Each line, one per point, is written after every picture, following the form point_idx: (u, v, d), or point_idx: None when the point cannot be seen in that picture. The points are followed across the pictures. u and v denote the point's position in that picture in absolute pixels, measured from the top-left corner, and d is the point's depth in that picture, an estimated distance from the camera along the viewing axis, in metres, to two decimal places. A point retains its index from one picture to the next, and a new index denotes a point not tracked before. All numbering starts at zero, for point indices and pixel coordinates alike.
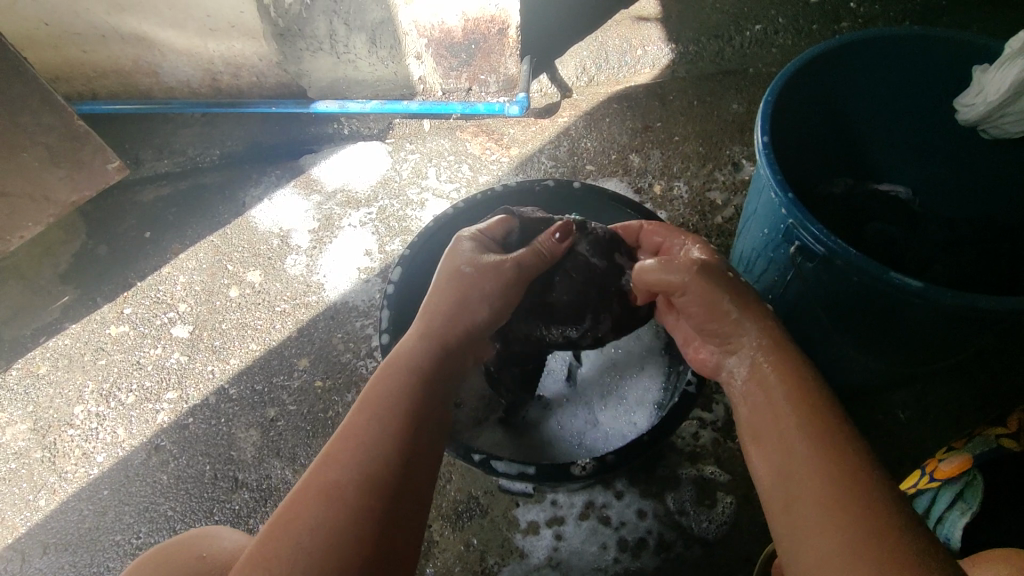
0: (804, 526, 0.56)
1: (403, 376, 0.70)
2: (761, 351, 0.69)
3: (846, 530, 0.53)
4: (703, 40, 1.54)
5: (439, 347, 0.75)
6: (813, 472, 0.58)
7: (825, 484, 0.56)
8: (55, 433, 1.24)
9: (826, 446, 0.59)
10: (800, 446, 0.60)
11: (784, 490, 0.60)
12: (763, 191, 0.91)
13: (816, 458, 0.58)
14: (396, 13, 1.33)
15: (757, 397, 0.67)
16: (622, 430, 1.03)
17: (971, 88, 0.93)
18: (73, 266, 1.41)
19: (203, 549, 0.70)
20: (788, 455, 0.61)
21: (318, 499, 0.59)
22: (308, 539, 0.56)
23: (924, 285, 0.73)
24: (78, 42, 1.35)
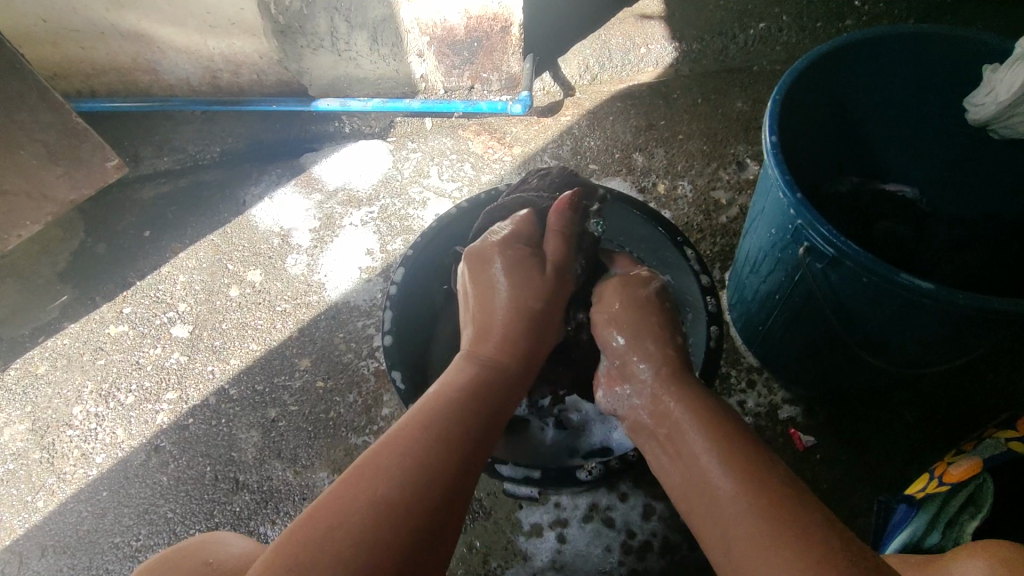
0: (727, 533, 0.57)
1: (459, 394, 0.68)
2: (657, 385, 0.74)
3: (766, 520, 0.55)
4: (707, 38, 1.53)
5: (501, 368, 0.74)
6: (723, 480, 0.60)
7: (738, 486, 0.59)
8: (54, 434, 1.23)
9: (728, 453, 0.62)
10: (704, 459, 0.64)
11: (700, 504, 0.62)
12: (771, 191, 0.90)
13: (721, 465, 0.62)
14: (398, 10, 1.32)
15: (665, 428, 0.71)
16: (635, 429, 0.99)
17: (981, 88, 0.92)
18: (72, 265, 1.40)
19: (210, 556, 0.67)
20: (697, 471, 0.63)
21: (335, 521, 0.52)
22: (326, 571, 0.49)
23: (935, 287, 0.72)
24: (76, 39, 1.34)
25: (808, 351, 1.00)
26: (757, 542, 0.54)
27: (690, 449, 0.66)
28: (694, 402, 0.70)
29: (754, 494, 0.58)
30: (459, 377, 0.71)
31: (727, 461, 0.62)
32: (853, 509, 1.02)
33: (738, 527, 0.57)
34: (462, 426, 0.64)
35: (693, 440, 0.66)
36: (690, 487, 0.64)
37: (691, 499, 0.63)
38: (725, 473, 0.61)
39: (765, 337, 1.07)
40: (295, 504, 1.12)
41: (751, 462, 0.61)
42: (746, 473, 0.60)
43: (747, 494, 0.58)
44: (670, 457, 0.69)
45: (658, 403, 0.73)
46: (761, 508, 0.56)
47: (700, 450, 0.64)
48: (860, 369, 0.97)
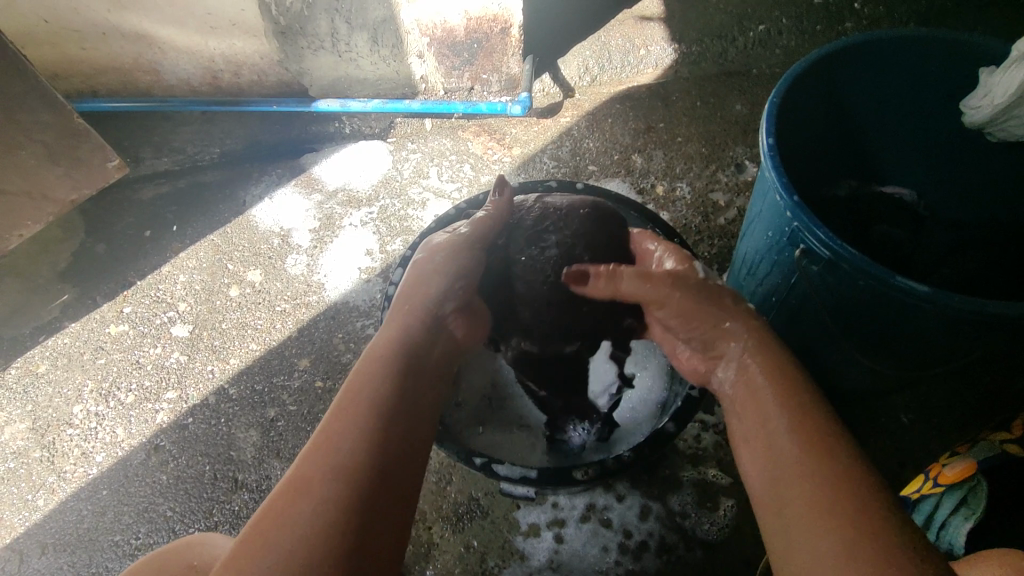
0: (790, 515, 0.58)
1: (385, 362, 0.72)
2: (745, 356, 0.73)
3: (833, 526, 0.54)
4: (706, 40, 1.54)
5: (414, 331, 0.79)
6: (796, 462, 0.60)
7: (808, 474, 0.58)
8: (54, 432, 1.23)
9: (808, 438, 0.61)
10: (783, 444, 0.62)
11: (768, 482, 0.62)
12: (768, 194, 0.90)
13: (798, 457, 0.60)
14: (398, 12, 1.32)
15: (744, 397, 0.70)
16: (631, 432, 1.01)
17: (978, 91, 0.93)
18: (73, 265, 1.41)
19: (193, 558, 0.69)
20: (772, 456, 0.63)
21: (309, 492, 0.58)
22: (287, 538, 0.55)
23: (931, 290, 0.73)
24: (77, 39, 1.35)
25: (805, 353, 1.00)
26: (819, 531, 0.55)
27: (768, 424, 0.65)
28: (781, 381, 0.68)
29: (824, 480, 0.57)
30: (392, 336, 0.77)
31: (803, 447, 0.61)
32: None
33: (802, 512, 0.57)
34: (398, 378, 0.71)
35: (772, 416, 0.65)
36: (759, 463, 0.64)
37: (757, 473, 0.64)
38: (799, 457, 0.60)
39: None
40: None
41: (829, 450, 0.60)
42: (822, 462, 0.59)
43: (821, 485, 0.57)
44: (743, 429, 0.68)
45: (746, 371, 0.72)
46: (830, 500, 0.56)
47: (780, 429, 0.64)
48: (856, 371, 0.97)
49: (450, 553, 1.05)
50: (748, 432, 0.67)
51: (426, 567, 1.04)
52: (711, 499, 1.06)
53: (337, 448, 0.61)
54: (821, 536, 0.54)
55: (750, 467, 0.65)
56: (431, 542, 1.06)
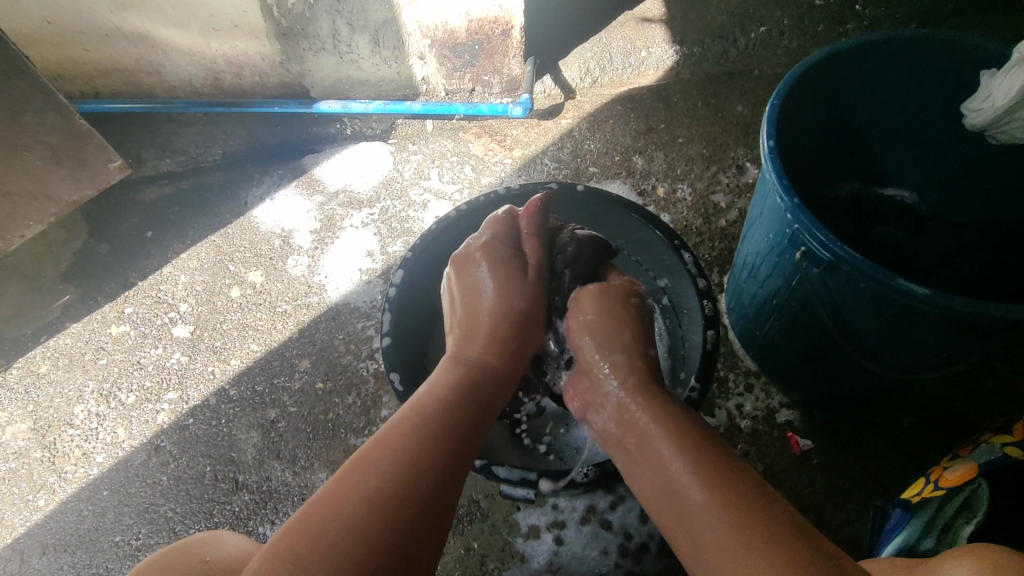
0: (695, 528, 0.62)
1: (453, 388, 0.74)
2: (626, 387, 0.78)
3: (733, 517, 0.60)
4: (708, 41, 1.53)
5: (487, 366, 0.80)
6: (682, 476, 0.66)
7: (697, 482, 0.64)
8: (55, 433, 1.24)
9: (689, 454, 0.67)
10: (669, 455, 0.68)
11: (671, 506, 0.66)
12: (769, 196, 0.90)
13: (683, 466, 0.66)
14: (399, 14, 1.32)
15: (624, 429, 0.75)
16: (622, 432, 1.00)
17: (979, 94, 0.92)
18: (74, 265, 1.41)
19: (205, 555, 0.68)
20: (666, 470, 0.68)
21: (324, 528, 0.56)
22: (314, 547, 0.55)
23: (931, 292, 0.72)
24: (80, 40, 1.35)
25: (806, 355, 1.00)
26: (722, 534, 0.60)
27: (650, 444, 0.71)
28: (655, 405, 0.75)
29: (717, 493, 0.62)
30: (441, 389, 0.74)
31: (687, 461, 0.66)
32: (849, 514, 1.02)
33: (706, 525, 0.61)
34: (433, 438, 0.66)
35: (653, 439, 0.71)
36: (656, 491, 0.68)
37: (662, 497, 0.67)
38: (687, 473, 0.65)
39: (763, 341, 1.07)
40: (294, 504, 1.12)
41: (708, 462, 0.66)
42: (706, 473, 0.64)
43: (712, 498, 0.62)
44: (634, 466, 0.73)
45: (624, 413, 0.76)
46: (725, 508, 0.61)
47: (666, 453, 0.69)
48: (857, 374, 0.97)
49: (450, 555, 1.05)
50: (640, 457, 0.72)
51: None
52: None
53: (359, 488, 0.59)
54: (721, 537, 0.59)
55: (647, 490, 0.70)
56: None
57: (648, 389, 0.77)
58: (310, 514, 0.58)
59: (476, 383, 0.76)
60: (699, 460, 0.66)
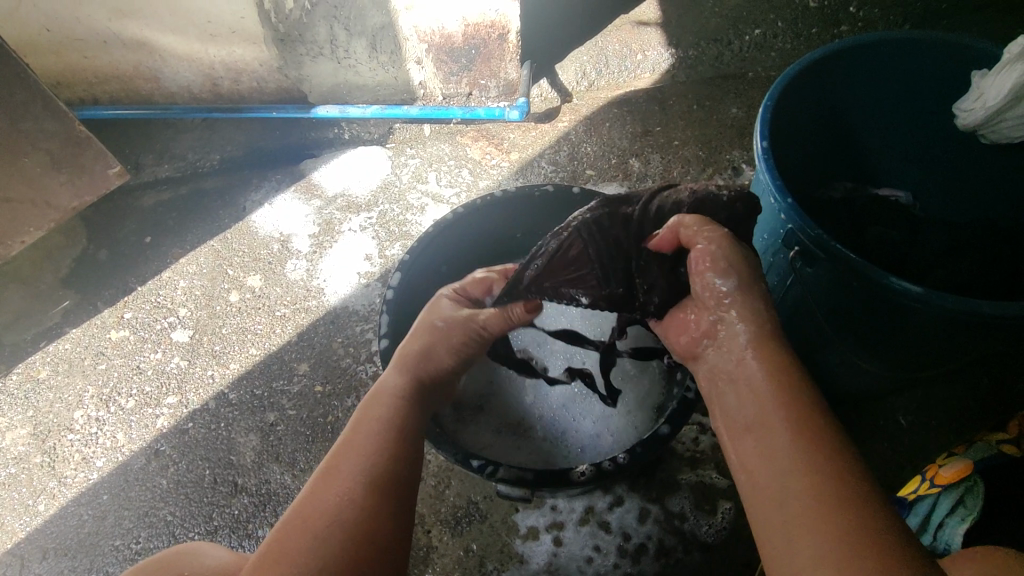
0: (785, 526, 0.51)
1: (380, 411, 0.73)
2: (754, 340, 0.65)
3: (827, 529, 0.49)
4: (703, 44, 1.55)
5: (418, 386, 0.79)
6: (784, 457, 0.55)
7: (802, 480, 0.52)
8: (55, 438, 1.24)
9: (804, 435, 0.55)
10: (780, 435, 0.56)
11: (755, 478, 0.56)
12: (763, 196, 0.91)
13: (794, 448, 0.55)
14: (396, 19, 1.34)
15: (741, 383, 0.63)
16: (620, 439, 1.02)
17: (970, 94, 0.93)
18: (74, 271, 1.42)
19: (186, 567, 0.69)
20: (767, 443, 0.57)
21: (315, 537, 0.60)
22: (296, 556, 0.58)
23: (924, 290, 0.73)
24: (80, 47, 1.36)
25: (801, 354, 1.00)
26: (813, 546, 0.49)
27: (764, 419, 0.58)
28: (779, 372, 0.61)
29: (827, 491, 0.51)
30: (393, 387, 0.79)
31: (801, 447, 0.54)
32: None
33: (795, 519, 0.51)
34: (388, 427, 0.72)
35: (766, 410, 0.59)
36: (754, 468, 0.56)
37: (743, 466, 0.58)
38: (795, 462, 0.54)
39: None
40: None
41: (823, 446, 0.54)
42: (812, 468, 0.53)
43: (816, 491, 0.51)
44: (733, 417, 0.62)
45: (740, 366, 0.64)
46: (826, 515, 0.50)
47: (778, 429, 0.56)
48: (853, 373, 0.97)
49: (449, 556, 1.05)
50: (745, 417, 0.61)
51: (425, 570, 1.04)
52: (710, 501, 1.06)
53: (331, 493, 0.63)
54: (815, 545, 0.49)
55: (744, 462, 0.58)
56: (430, 546, 1.06)
57: (776, 345, 0.64)
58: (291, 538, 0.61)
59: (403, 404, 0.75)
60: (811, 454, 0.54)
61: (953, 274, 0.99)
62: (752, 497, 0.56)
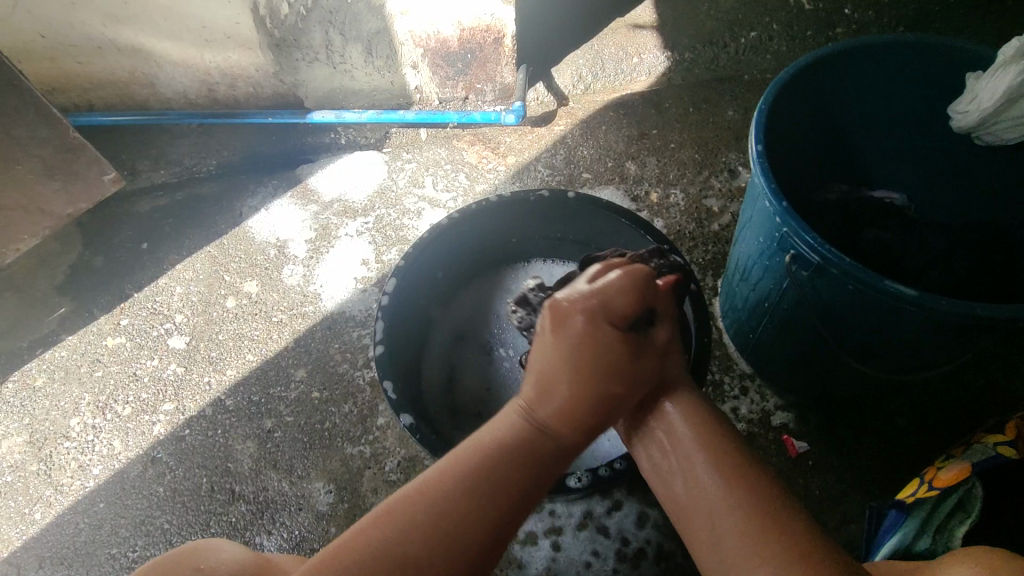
0: (727, 552, 0.58)
1: (502, 456, 0.61)
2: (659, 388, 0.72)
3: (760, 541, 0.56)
4: (699, 47, 1.55)
5: (556, 434, 0.64)
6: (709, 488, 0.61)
7: (718, 491, 0.60)
8: (51, 446, 1.24)
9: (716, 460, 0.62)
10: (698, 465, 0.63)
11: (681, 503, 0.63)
12: (758, 200, 0.90)
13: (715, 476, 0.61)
14: (391, 23, 1.34)
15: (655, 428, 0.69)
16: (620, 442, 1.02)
17: (964, 96, 0.93)
18: (71, 278, 1.41)
19: (201, 561, 0.68)
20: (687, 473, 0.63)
21: (380, 558, 0.54)
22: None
23: (919, 293, 0.73)
24: (74, 54, 1.35)
25: (798, 357, 1.00)
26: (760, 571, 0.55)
27: (691, 459, 0.64)
28: (692, 412, 0.68)
29: (742, 507, 0.58)
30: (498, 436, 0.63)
31: (726, 479, 0.61)
32: (844, 516, 1.02)
33: (741, 555, 0.56)
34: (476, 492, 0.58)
35: (693, 450, 0.64)
36: (688, 505, 0.62)
37: (683, 504, 0.63)
38: (723, 502, 0.59)
39: (756, 343, 1.07)
40: (291, 514, 1.12)
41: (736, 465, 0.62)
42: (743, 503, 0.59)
43: (748, 523, 0.57)
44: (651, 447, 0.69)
45: (659, 412, 0.70)
46: (764, 541, 0.56)
47: (688, 451, 0.65)
48: (850, 376, 0.97)
49: None
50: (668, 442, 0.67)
51: None
52: None
53: (417, 524, 0.55)
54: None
55: (680, 502, 0.63)
56: None
57: (684, 386, 0.71)
58: (355, 546, 0.55)
59: (538, 448, 0.63)
60: (739, 488, 0.60)
61: (950, 275, 0.99)
62: (691, 532, 0.62)
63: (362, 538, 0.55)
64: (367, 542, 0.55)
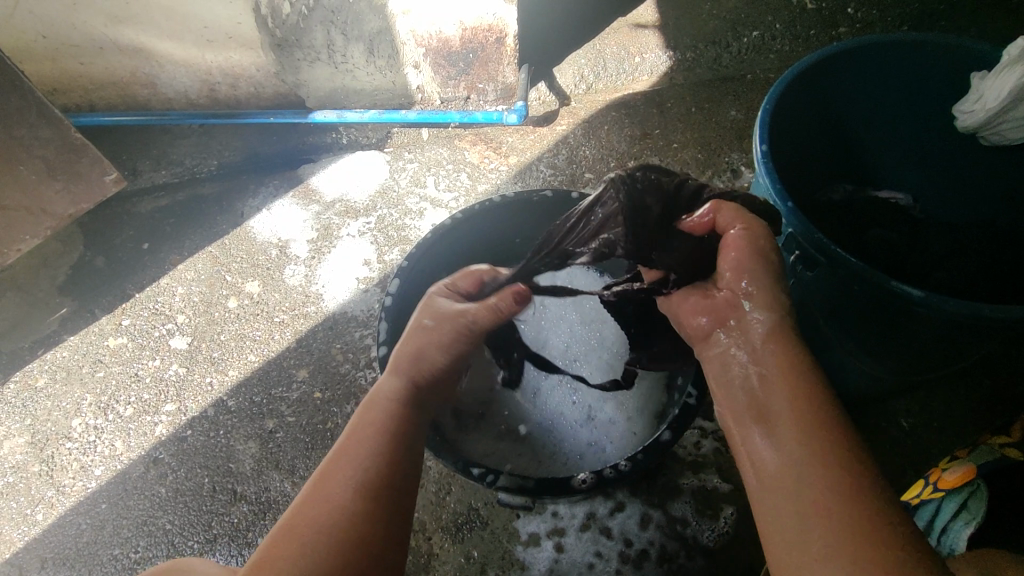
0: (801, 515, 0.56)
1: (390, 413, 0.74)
2: (766, 338, 0.68)
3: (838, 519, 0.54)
4: (701, 47, 1.55)
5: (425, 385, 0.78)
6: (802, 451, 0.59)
7: (810, 459, 0.58)
8: (53, 446, 1.23)
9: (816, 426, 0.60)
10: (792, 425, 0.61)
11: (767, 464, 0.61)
12: (763, 200, 0.90)
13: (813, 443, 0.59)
14: (393, 23, 1.33)
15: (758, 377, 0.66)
16: (624, 447, 1.01)
17: (970, 96, 0.93)
18: (72, 278, 1.41)
19: None
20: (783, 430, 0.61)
21: (315, 533, 0.62)
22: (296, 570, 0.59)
23: (925, 294, 0.73)
24: (76, 54, 1.35)
25: None
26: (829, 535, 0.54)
27: (779, 416, 0.62)
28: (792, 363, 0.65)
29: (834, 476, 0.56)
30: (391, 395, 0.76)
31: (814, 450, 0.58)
32: None
33: (812, 509, 0.56)
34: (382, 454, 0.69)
35: (783, 407, 0.62)
36: (769, 466, 0.61)
37: (762, 463, 0.62)
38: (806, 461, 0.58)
39: None
40: None
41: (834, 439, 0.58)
42: (829, 464, 0.57)
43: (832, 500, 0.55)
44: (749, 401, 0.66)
45: (759, 362, 0.67)
46: (842, 507, 0.54)
47: (782, 410, 0.62)
48: (853, 377, 0.97)
49: (450, 563, 1.04)
50: (765, 403, 0.64)
51: None
52: (711, 506, 1.05)
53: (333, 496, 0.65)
54: (834, 540, 0.53)
55: (763, 458, 0.62)
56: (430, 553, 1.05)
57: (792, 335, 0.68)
58: (297, 523, 0.63)
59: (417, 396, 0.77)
60: (824, 448, 0.58)
61: None
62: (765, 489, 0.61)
63: (297, 526, 0.63)
64: (304, 520, 0.63)
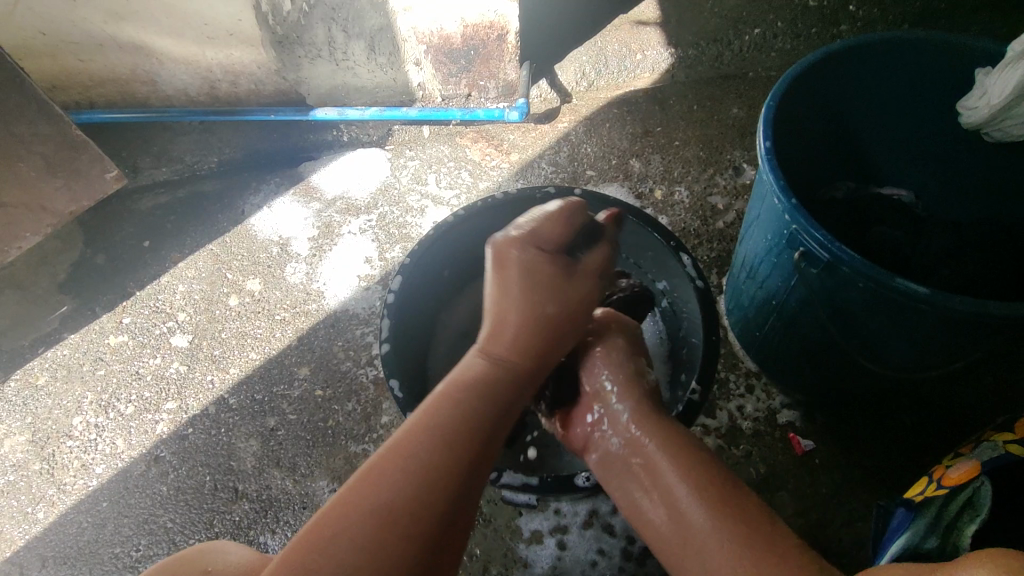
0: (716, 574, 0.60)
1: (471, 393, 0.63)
2: (632, 424, 0.75)
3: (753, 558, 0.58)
4: (703, 44, 1.54)
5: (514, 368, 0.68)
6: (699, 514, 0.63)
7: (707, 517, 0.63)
8: (54, 444, 1.23)
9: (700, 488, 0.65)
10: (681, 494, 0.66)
11: (674, 537, 0.65)
12: (766, 197, 0.90)
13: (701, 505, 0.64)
14: (394, 20, 1.33)
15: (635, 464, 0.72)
16: None
17: (973, 92, 0.93)
18: (72, 276, 1.41)
19: (211, 563, 0.66)
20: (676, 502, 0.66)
21: (351, 549, 0.51)
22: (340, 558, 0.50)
23: (930, 291, 0.72)
24: (76, 51, 1.34)
25: (804, 355, 1.00)
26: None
27: (666, 488, 0.67)
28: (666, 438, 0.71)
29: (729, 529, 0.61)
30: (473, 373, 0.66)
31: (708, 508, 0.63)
32: (851, 514, 1.02)
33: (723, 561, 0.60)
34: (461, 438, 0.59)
35: (670, 480, 0.68)
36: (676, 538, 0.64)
37: (671, 534, 0.65)
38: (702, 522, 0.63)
39: (763, 342, 1.07)
40: (295, 513, 1.12)
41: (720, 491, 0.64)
42: (725, 517, 0.62)
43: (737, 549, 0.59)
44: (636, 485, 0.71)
45: (632, 445, 0.73)
46: (736, 550, 0.59)
47: (671, 484, 0.67)
48: (857, 374, 0.97)
49: None
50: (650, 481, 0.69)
51: None
52: None
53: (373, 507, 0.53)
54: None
55: (668, 534, 0.65)
56: None
57: (654, 417, 0.75)
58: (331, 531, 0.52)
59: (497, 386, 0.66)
60: (715, 506, 0.63)
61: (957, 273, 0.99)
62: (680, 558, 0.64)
63: (337, 513, 0.53)
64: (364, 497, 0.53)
